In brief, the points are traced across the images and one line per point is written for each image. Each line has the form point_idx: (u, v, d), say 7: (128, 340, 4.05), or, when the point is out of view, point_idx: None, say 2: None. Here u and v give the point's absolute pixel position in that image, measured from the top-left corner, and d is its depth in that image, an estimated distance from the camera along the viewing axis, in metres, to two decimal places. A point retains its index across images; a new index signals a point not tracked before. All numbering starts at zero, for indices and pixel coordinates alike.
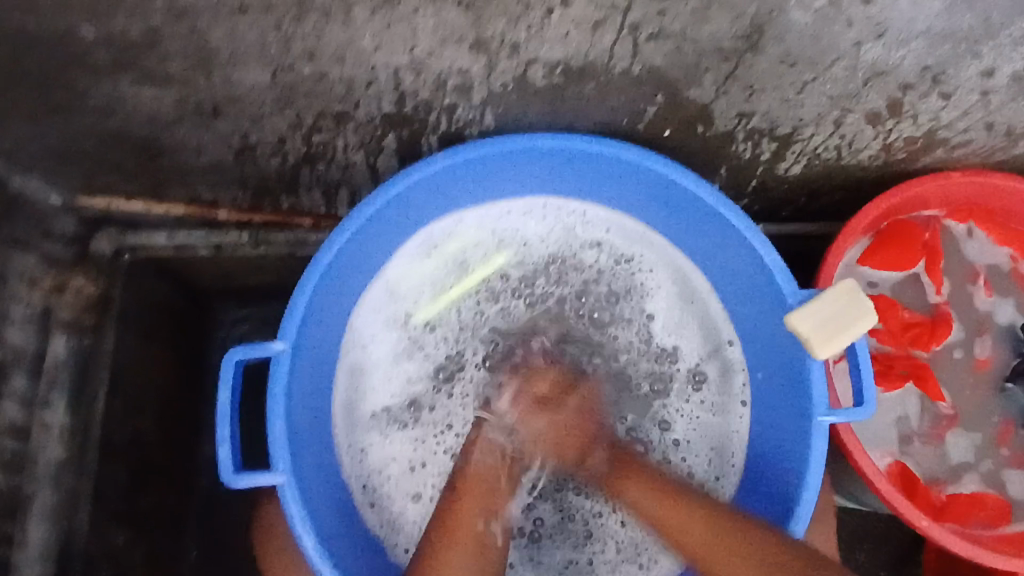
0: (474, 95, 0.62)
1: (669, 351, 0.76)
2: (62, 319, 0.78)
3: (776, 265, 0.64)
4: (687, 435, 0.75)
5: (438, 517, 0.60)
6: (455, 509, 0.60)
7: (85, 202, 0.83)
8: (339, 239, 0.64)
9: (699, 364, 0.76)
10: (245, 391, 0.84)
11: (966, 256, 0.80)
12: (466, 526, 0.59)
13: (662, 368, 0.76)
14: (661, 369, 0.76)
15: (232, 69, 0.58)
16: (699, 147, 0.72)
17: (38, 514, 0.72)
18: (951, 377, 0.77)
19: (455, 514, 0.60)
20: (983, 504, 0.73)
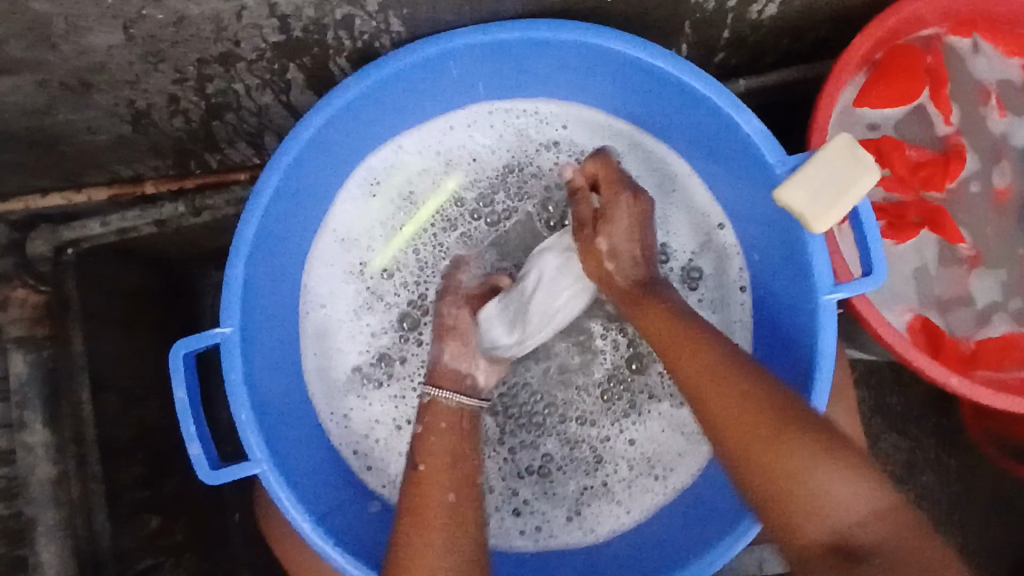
0: (367, 1, 0.52)
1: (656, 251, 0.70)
2: (14, 335, 0.72)
3: (758, 132, 0.56)
4: None
5: (404, 498, 0.54)
6: (421, 480, 0.54)
7: (4, 209, 0.77)
8: (261, 201, 0.57)
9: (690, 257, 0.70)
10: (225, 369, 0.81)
11: (975, 74, 0.69)
12: (435, 504, 0.53)
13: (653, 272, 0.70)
14: None
15: (77, 36, 0.49)
16: (651, 9, 0.61)
17: (48, 534, 0.70)
18: (971, 215, 0.69)
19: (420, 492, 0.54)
20: (1016, 346, 0.67)
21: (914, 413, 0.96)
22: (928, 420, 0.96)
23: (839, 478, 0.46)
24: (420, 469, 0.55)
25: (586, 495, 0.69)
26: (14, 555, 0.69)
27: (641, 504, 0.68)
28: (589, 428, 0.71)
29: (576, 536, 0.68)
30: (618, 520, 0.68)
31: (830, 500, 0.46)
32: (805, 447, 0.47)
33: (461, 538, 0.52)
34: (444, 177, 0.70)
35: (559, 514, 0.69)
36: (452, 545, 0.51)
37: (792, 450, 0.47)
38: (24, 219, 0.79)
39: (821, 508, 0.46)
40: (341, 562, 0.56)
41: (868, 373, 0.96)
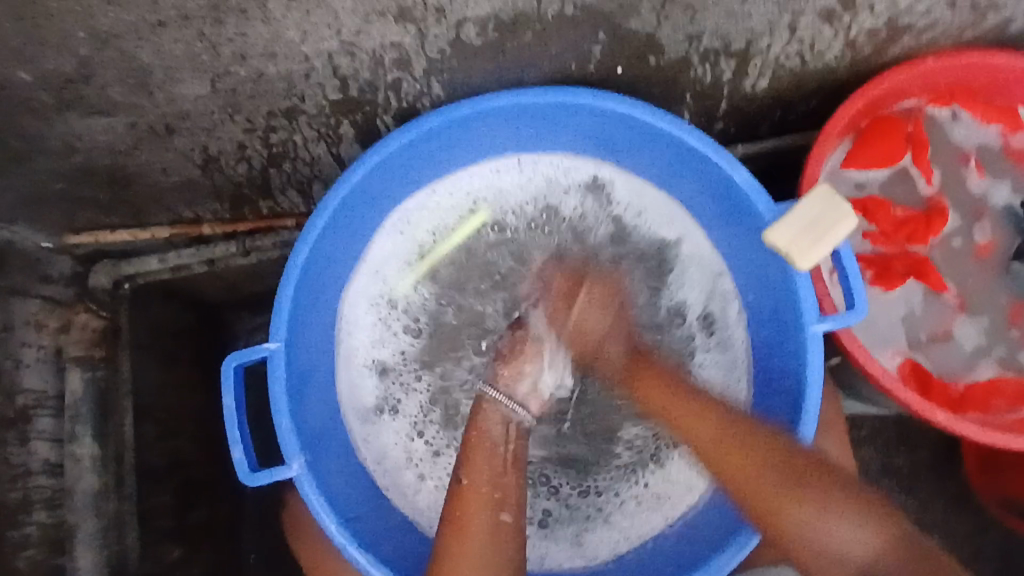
0: (415, 67, 0.61)
1: (677, 305, 0.76)
2: (73, 354, 0.80)
3: (748, 183, 0.63)
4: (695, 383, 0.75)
5: (447, 512, 0.60)
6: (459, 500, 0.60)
7: (74, 240, 0.86)
8: (311, 234, 0.65)
9: (702, 310, 0.76)
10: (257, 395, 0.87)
11: (952, 141, 0.77)
12: (474, 523, 0.59)
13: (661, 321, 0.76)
14: (669, 321, 0.76)
15: (171, 86, 0.58)
16: (657, 80, 0.70)
17: (85, 542, 0.76)
18: (955, 268, 0.75)
19: (460, 509, 0.60)
20: (1001, 391, 0.71)
21: (922, 472, 0.98)
22: (936, 480, 0.98)
23: (827, 512, 0.56)
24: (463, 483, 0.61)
25: (586, 527, 0.72)
26: (53, 564, 0.73)
27: (640, 531, 0.71)
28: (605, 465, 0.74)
29: (574, 559, 0.71)
30: (617, 545, 0.71)
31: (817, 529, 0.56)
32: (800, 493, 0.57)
33: (496, 554, 0.59)
34: (467, 225, 0.78)
35: (562, 542, 0.72)
36: (488, 554, 0.58)
37: (786, 493, 0.57)
38: (87, 253, 0.87)
39: (838, 543, 0.55)
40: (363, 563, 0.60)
41: (877, 431, 0.99)
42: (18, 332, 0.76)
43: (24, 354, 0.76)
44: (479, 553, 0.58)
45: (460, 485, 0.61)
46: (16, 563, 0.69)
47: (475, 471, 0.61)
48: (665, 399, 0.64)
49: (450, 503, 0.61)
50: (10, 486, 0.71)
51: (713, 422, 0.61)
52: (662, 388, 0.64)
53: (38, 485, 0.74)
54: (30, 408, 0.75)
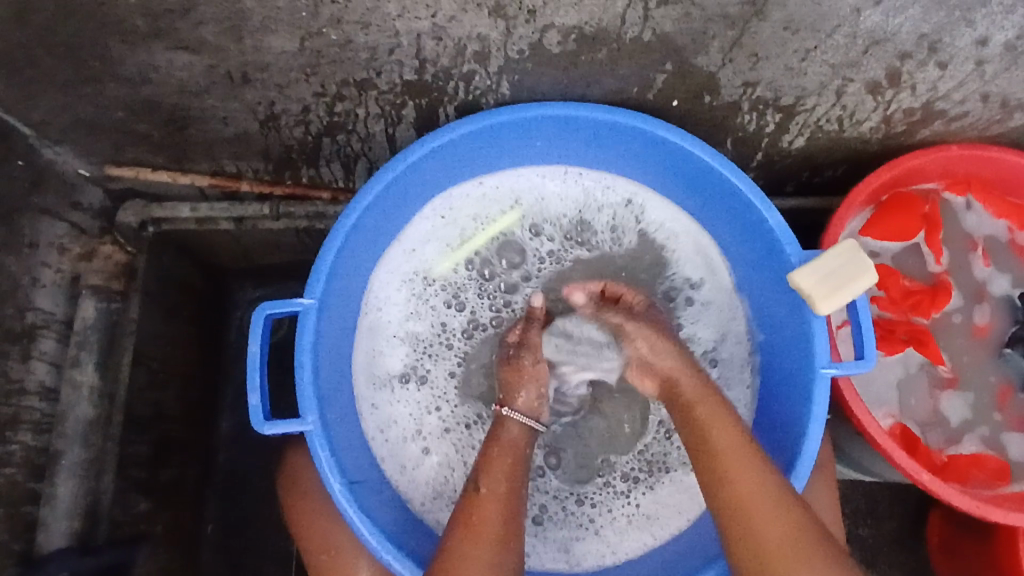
0: (491, 62, 0.65)
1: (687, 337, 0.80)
2: (91, 283, 0.81)
3: (780, 227, 0.67)
4: None
5: (458, 512, 0.61)
6: (477, 503, 0.60)
7: (113, 172, 0.85)
8: (362, 203, 0.67)
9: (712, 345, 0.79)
10: (274, 366, 0.91)
11: (964, 227, 0.82)
12: (487, 527, 0.59)
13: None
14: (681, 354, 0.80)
15: (261, 36, 0.61)
16: (706, 117, 0.74)
17: (66, 469, 0.76)
18: (952, 343, 0.80)
19: (476, 511, 0.60)
20: (982, 465, 0.75)
21: (883, 546, 1.01)
22: (897, 557, 1.01)
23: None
24: (480, 491, 0.61)
25: (574, 535, 0.75)
26: (29, 488, 0.73)
27: (626, 545, 0.74)
28: (599, 488, 0.77)
29: (558, 563, 0.74)
30: (603, 557, 0.74)
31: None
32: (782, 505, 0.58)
33: (503, 558, 0.58)
34: (506, 223, 0.81)
35: (551, 547, 0.74)
36: (496, 560, 0.58)
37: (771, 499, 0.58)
38: (121, 188, 0.88)
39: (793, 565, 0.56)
40: (359, 525, 0.61)
41: (846, 499, 1.02)
42: (42, 250, 0.78)
43: (41, 274, 0.78)
44: (489, 556, 0.58)
45: (476, 492, 0.61)
46: None
47: (494, 480, 0.62)
48: (728, 442, 0.61)
49: (465, 505, 0.61)
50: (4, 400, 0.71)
51: (763, 486, 0.58)
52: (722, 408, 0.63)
53: (30, 407, 0.74)
54: (36, 327, 0.76)
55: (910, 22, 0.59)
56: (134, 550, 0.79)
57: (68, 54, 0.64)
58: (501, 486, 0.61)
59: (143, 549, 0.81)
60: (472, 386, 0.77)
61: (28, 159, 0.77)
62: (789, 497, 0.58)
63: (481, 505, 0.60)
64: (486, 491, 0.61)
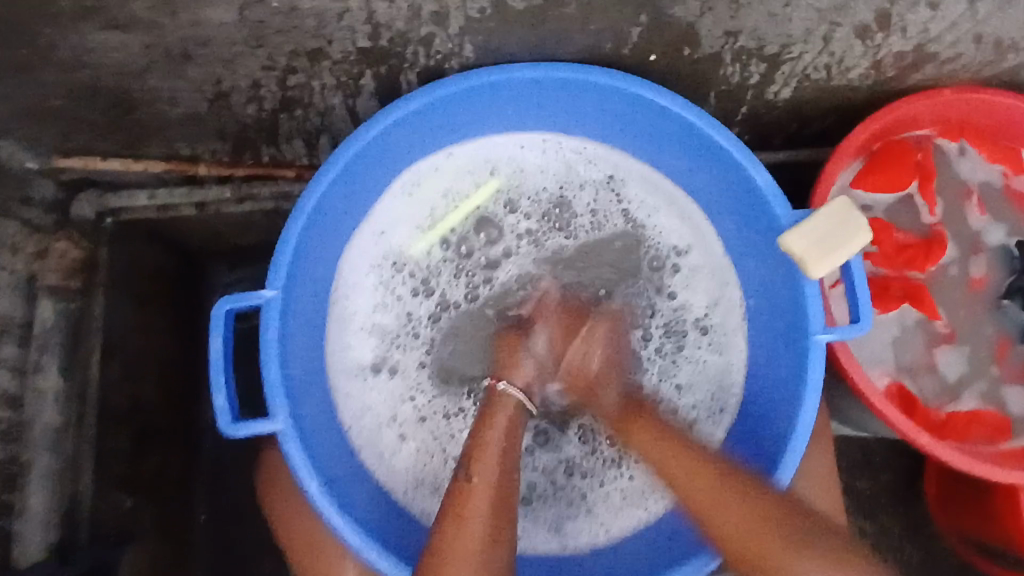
0: (451, 24, 0.60)
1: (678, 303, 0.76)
2: (48, 284, 0.77)
3: (768, 186, 0.63)
4: (688, 380, 0.76)
5: (447, 505, 0.58)
6: (467, 495, 0.58)
7: (62, 164, 0.80)
8: (320, 184, 0.63)
9: (700, 314, 0.76)
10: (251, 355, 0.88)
11: (959, 175, 0.78)
12: (475, 523, 0.57)
13: (661, 318, 0.76)
14: (673, 321, 0.76)
15: (197, 8, 0.56)
16: (685, 72, 0.70)
17: (38, 477, 0.73)
18: (948, 297, 0.77)
19: (465, 505, 0.57)
20: (981, 421, 0.74)
21: (881, 500, 1.00)
22: (895, 510, 1.00)
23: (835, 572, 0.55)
24: (470, 482, 0.58)
25: (566, 514, 0.73)
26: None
27: (621, 523, 0.73)
28: (584, 455, 0.75)
29: (551, 546, 0.73)
30: (596, 535, 0.73)
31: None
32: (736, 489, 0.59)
33: (493, 553, 0.57)
34: (480, 198, 0.77)
35: (541, 528, 0.73)
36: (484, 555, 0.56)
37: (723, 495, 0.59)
38: (73, 179, 0.82)
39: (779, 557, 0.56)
40: (338, 523, 0.59)
41: (843, 455, 1.01)
42: None
43: None
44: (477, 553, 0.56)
45: (464, 485, 0.58)
46: None
47: (484, 468, 0.59)
48: (656, 451, 0.62)
49: (453, 496, 0.59)
50: None
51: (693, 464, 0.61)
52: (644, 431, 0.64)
53: None
54: None
55: None
56: (121, 554, 0.77)
57: None
58: (491, 476, 0.59)
59: (130, 552, 0.78)
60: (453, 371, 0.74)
61: None
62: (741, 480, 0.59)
63: (469, 496, 0.58)
64: (474, 482, 0.58)
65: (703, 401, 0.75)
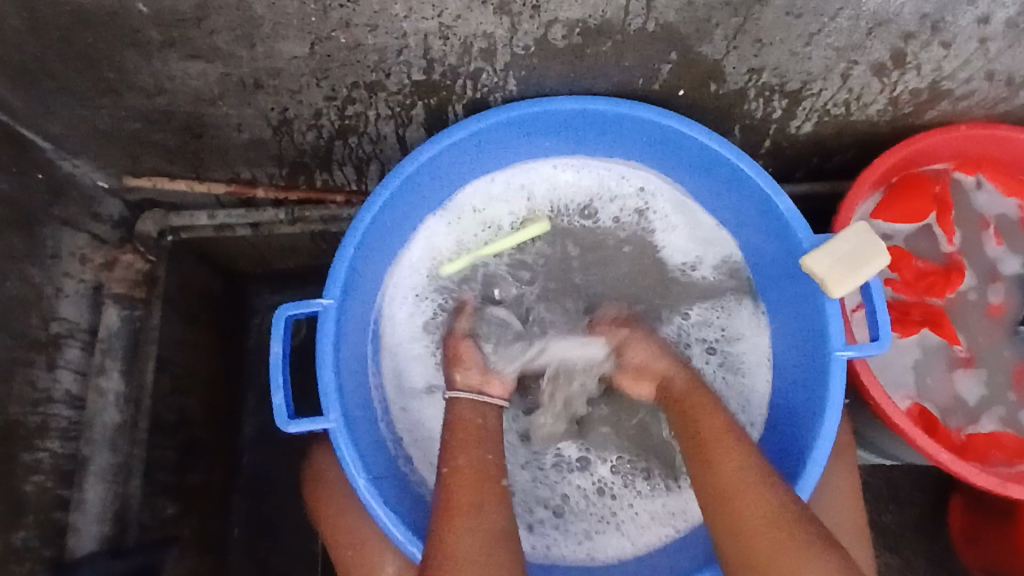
0: (497, 59, 0.66)
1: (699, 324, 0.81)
2: (113, 292, 0.84)
3: (790, 212, 0.67)
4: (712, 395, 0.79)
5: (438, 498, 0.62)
6: (450, 484, 0.62)
7: (132, 182, 0.87)
8: (375, 203, 0.68)
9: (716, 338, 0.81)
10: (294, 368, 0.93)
11: (975, 207, 0.81)
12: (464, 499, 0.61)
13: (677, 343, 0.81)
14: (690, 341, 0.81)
15: (272, 42, 0.62)
16: (711, 106, 0.75)
17: (94, 475, 0.78)
18: (967, 322, 0.79)
19: (452, 491, 0.61)
20: (1001, 444, 0.74)
21: (905, 531, 1.01)
22: (920, 542, 1.00)
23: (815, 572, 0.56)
24: (446, 471, 0.63)
25: (595, 529, 0.76)
26: (60, 494, 0.75)
27: (646, 538, 0.75)
28: (617, 477, 0.79)
29: (577, 556, 0.75)
30: (623, 550, 0.75)
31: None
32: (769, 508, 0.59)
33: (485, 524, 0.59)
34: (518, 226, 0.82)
35: (569, 537, 0.75)
36: (479, 530, 0.59)
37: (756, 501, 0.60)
38: (139, 199, 0.90)
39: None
40: (385, 520, 0.62)
41: (867, 485, 1.01)
42: (65, 261, 0.79)
43: (65, 283, 0.79)
44: (471, 525, 0.59)
45: (447, 473, 0.63)
46: (24, 486, 0.70)
47: (464, 454, 0.64)
48: (709, 423, 0.66)
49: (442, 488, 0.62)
50: (31, 409, 0.72)
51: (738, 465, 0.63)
52: (705, 408, 0.67)
53: (57, 414, 0.75)
54: (63, 336, 0.78)
55: (911, 3, 0.59)
56: (164, 551, 0.81)
57: (86, 66, 0.66)
58: (465, 460, 0.63)
59: (172, 551, 0.82)
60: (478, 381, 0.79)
61: (49, 171, 0.79)
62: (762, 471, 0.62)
63: (456, 479, 0.62)
64: (453, 468, 0.63)
65: (725, 419, 0.78)
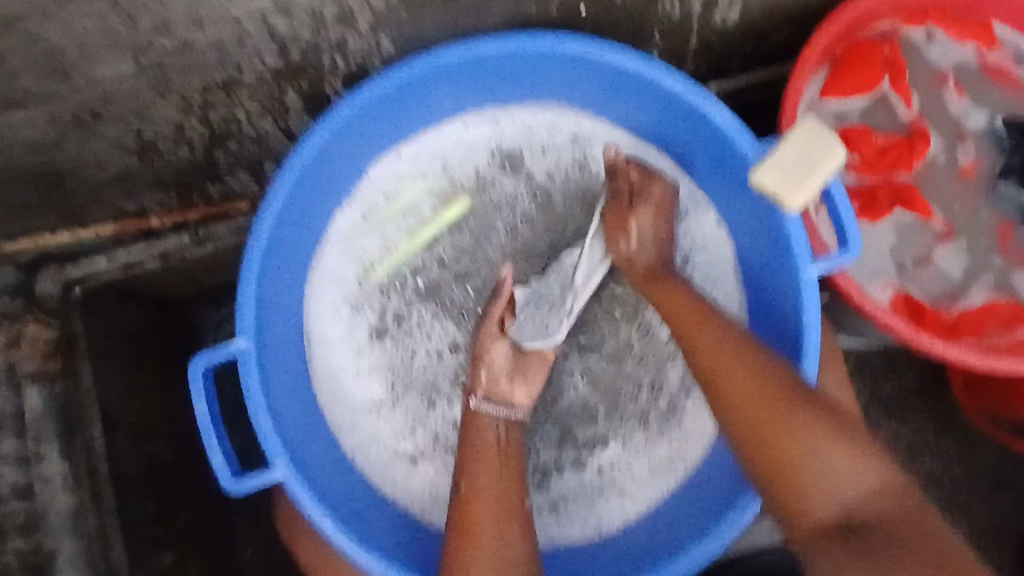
0: (359, 23, 0.57)
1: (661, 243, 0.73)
2: (28, 370, 0.72)
3: (729, 122, 0.60)
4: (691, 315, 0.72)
5: (452, 519, 0.58)
6: (466, 502, 0.59)
7: (11, 247, 0.77)
8: (269, 215, 0.60)
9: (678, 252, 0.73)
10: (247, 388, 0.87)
11: (929, 61, 0.73)
12: (482, 526, 0.57)
13: None
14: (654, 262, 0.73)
15: (90, 68, 0.53)
16: (620, 18, 0.65)
17: (66, 568, 0.67)
18: (938, 190, 0.73)
19: (467, 510, 0.58)
20: (994, 313, 0.70)
21: (910, 400, 0.98)
22: (925, 406, 0.97)
23: (835, 451, 0.50)
24: (463, 490, 0.60)
25: (598, 498, 0.72)
26: None
27: (646, 494, 0.72)
28: (614, 448, 0.73)
29: (587, 535, 0.72)
30: (626, 511, 0.72)
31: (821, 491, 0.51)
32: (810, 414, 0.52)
33: (505, 549, 0.56)
34: (445, 211, 0.74)
35: (576, 522, 0.72)
36: (499, 559, 0.56)
37: (783, 412, 0.52)
38: (27, 259, 0.79)
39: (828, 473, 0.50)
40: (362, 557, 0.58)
41: (863, 364, 0.98)
42: None
43: None
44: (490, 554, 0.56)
45: (463, 491, 0.60)
46: None
47: (478, 471, 0.61)
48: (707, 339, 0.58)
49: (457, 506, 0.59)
50: None
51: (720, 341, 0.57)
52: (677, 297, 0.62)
53: (11, 510, 0.67)
54: None
55: None
56: None
57: None
58: (489, 477, 0.60)
59: None
60: (436, 382, 0.72)
61: None
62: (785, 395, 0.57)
63: (472, 497, 0.59)
64: (469, 484, 0.60)
65: None
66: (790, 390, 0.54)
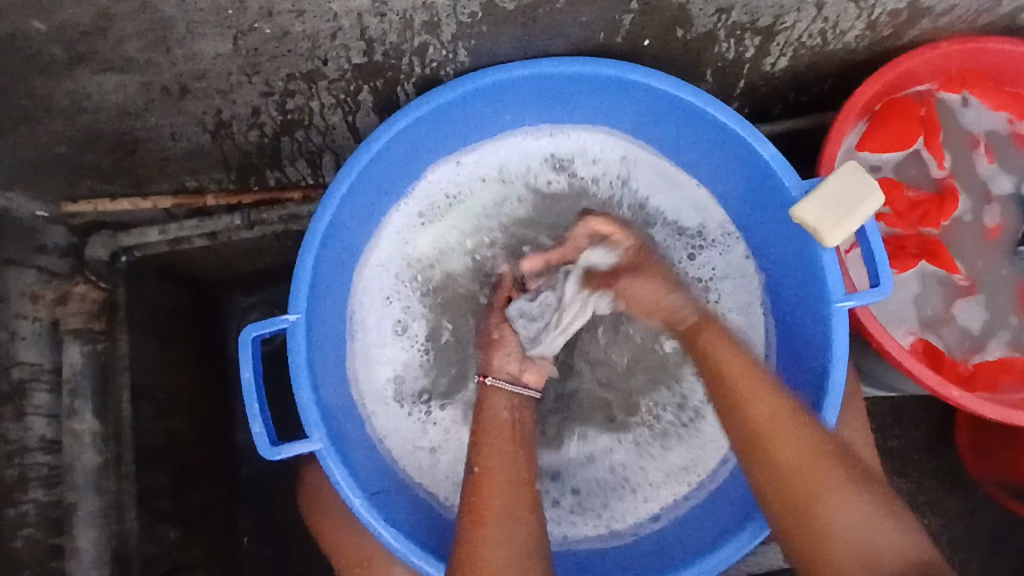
0: (443, 32, 0.61)
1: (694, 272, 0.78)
2: (71, 327, 0.75)
3: (775, 160, 0.63)
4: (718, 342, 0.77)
5: (465, 501, 0.59)
6: (478, 483, 0.59)
7: (72, 209, 0.79)
8: (331, 202, 0.63)
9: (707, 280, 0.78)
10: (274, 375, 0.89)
11: (963, 126, 0.78)
12: (493, 507, 0.58)
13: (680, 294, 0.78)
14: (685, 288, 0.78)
15: (190, 42, 0.57)
16: (680, 53, 0.69)
17: (86, 519, 0.71)
18: (963, 247, 0.76)
19: (480, 490, 0.59)
20: (1009, 368, 0.73)
21: (914, 455, 0.99)
22: (928, 463, 0.99)
23: (863, 509, 0.54)
24: (475, 471, 0.60)
25: (612, 497, 0.76)
26: (52, 544, 0.69)
27: (661, 498, 0.75)
28: (630, 447, 0.78)
29: (601, 533, 0.74)
30: (639, 512, 0.75)
31: (849, 523, 0.54)
32: (832, 471, 0.56)
33: (514, 530, 0.57)
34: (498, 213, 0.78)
35: (590, 521, 0.75)
36: (509, 540, 0.56)
37: (813, 460, 0.56)
38: (84, 224, 0.81)
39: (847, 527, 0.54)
40: (388, 537, 0.60)
41: (872, 415, 1.00)
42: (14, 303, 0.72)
43: (18, 326, 0.72)
44: (500, 535, 0.56)
45: (474, 474, 0.60)
46: (14, 543, 0.66)
47: (488, 456, 0.61)
48: (728, 359, 0.61)
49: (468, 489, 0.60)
50: (6, 463, 0.67)
51: (754, 380, 0.60)
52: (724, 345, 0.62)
53: (35, 462, 0.69)
54: (25, 381, 0.71)
55: None
56: None
57: None
58: (496, 461, 0.61)
59: None
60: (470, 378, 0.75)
61: None
62: (799, 415, 0.58)
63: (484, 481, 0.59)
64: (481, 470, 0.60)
65: None
66: (822, 447, 0.57)
